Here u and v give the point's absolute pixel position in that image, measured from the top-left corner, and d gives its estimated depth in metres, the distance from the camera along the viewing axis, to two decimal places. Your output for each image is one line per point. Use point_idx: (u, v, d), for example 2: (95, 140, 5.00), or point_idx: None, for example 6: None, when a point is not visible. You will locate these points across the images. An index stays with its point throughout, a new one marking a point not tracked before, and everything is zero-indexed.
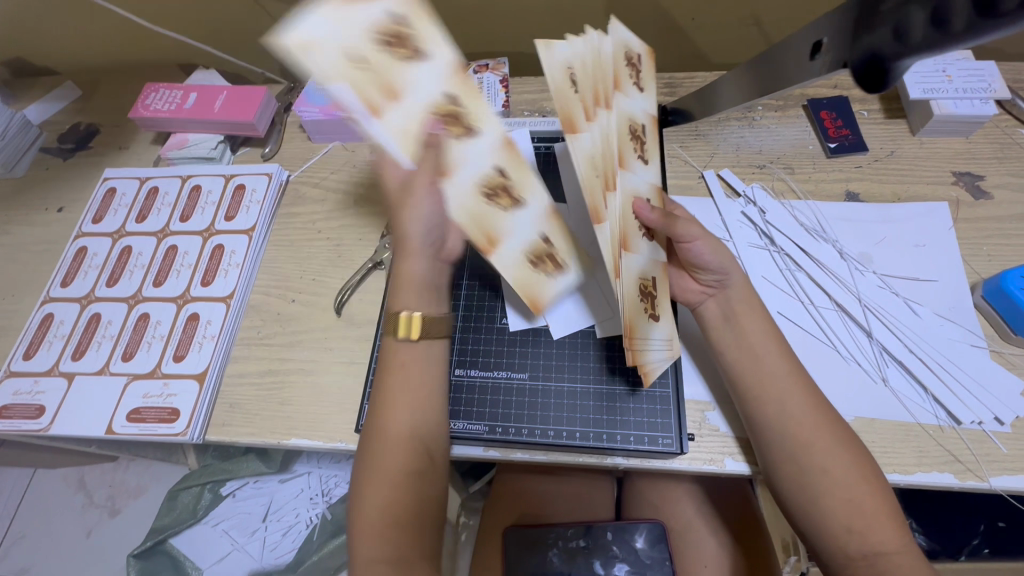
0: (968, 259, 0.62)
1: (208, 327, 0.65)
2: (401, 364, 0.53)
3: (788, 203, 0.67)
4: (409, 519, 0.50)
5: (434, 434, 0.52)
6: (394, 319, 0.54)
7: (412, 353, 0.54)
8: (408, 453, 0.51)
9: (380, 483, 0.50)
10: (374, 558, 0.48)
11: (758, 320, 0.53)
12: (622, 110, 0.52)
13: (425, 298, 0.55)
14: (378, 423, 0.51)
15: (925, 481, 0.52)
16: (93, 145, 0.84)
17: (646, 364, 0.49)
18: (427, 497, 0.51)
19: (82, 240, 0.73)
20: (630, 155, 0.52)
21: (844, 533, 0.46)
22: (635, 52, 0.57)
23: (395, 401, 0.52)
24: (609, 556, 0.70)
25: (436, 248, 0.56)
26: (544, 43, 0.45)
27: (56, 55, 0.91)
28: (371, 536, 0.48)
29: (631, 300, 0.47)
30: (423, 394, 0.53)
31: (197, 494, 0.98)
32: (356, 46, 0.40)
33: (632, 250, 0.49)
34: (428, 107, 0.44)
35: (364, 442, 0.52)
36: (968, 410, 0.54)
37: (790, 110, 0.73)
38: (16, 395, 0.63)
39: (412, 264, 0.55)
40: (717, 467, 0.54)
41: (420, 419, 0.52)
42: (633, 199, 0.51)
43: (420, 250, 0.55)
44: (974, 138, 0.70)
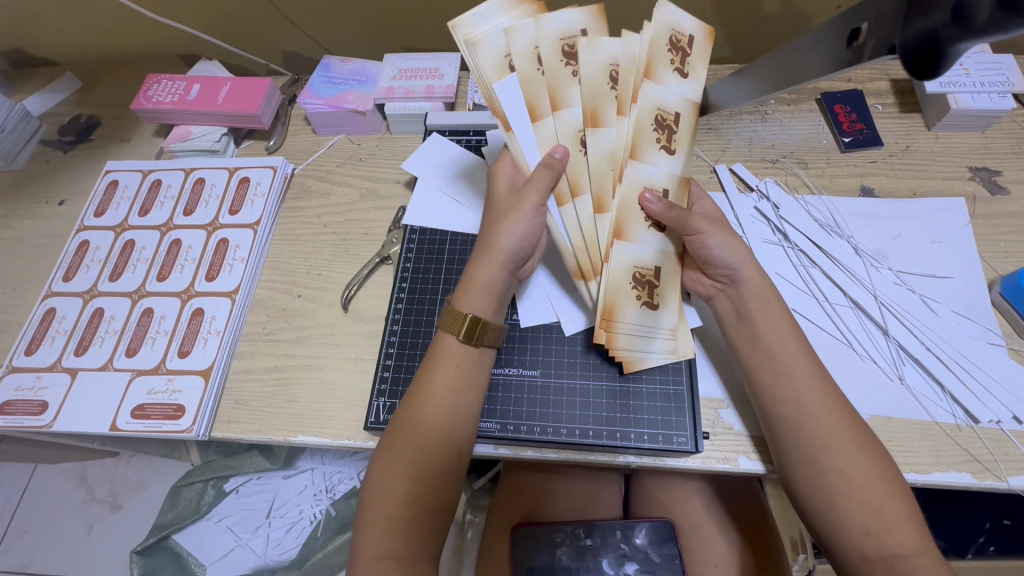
0: (985, 256, 0.61)
1: (213, 323, 0.64)
2: (443, 362, 0.52)
3: (802, 198, 0.66)
4: (421, 519, 0.49)
5: (463, 433, 0.51)
6: (464, 320, 0.53)
7: (465, 356, 0.53)
8: (435, 450, 0.50)
9: (399, 475, 0.49)
10: (382, 554, 0.47)
11: (776, 316, 0.52)
12: (647, 103, 0.52)
13: (487, 304, 0.54)
14: (411, 415, 0.51)
15: (943, 481, 0.51)
16: (94, 137, 0.83)
17: (625, 347, 0.55)
18: (443, 500, 0.50)
19: (84, 233, 0.72)
20: (648, 145, 0.54)
21: (862, 534, 0.45)
22: (685, 32, 0.53)
23: (429, 397, 0.51)
24: (618, 554, 0.69)
25: (516, 264, 0.55)
26: (588, 46, 0.52)
27: (55, 45, 0.89)
28: (380, 530, 0.48)
29: (613, 283, 0.54)
30: (458, 393, 0.52)
31: (200, 490, 0.98)
32: (541, 45, 0.53)
33: (627, 240, 0.54)
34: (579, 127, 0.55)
35: (391, 431, 0.51)
36: (986, 409, 0.53)
37: (803, 103, 0.72)
38: (18, 391, 0.63)
39: (488, 272, 0.54)
40: (730, 466, 0.53)
41: (456, 420, 0.51)
42: (639, 190, 0.54)
43: (502, 261, 0.54)
44: (991, 132, 0.68)
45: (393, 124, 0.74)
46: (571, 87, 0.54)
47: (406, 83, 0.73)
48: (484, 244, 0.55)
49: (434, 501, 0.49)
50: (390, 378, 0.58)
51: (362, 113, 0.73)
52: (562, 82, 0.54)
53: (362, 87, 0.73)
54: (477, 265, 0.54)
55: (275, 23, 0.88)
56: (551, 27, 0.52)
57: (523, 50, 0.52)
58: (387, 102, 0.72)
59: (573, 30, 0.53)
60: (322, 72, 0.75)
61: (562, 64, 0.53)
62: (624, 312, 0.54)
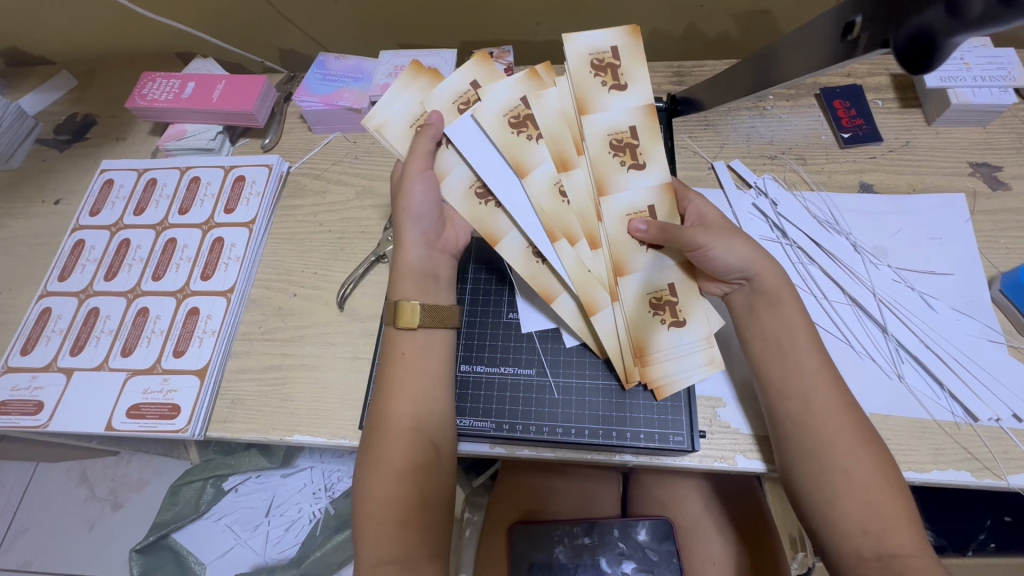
0: (985, 252, 0.61)
1: (208, 322, 0.64)
2: (395, 358, 0.53)
3: (801, 195, 0.65)
4: (412, 516, 0.48)
5: (430, 426, 0.51)
6: (390, 308, 0.54)
7: (412, 344, 0.54)
8: (408, 449, 0.50)
9: (383, 476, 0.49)
10: (378, 559, 0.47)
11: (791, 309, 0.51)
12: (595, 133, 0.54)
13: (418, 283, 0.55)
14: (382, 413, 0.51)
15: (942, 479, 0.51)
16: (90, 136, 0.82)
17: (660, 375, 0.54)
18: (432, 495, 0.50)
19: (79, 232, 0.72)
20: (614, 173, 0.55)
21: (859, 532, 0.45)
22: (606, 49, 0.55)
23: (390, 396, 0.51)
24: (616, 553, 0.69)
25: (431, 239, 0.57)
26: (536, 104, 0.55)
27: (50, 44, 0.89)
28: (372, 532, 0.48)
29: (631, 319, 0.54)
30: (417, 387, 0.52)
31: (199, 489, 0.97)
32: (489, 128, 0.55)
33: (629, 273, 0.55)
34: (553, 181, 0.55)
35: (367, 435, 0.51)
36: (985, 407, 0.53)
37: (802, 99, 0.72)
38: (14, 391, 0.63)
39: (405, 255, 0.56)
40: (728, 465, 0.53)
41: (424, 408, 0.51)
42: (625, 220, 0.55)
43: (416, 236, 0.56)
44: (992, 128, 0.68)
45: None
46: (533, 148, 0.55)
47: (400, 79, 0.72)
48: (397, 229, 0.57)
49: (422, 495, 0.49)
50: None
51: (358, 110, 0.72)
52: (523, 150, 0.55)
53: (358, 84, 0.73)
54: (398, 254, 0.56)
55: (270, 20, 0.87)
56: (489, 111, 0.55)
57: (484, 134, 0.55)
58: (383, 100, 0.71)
59: (515, 100, 0.55)
60: (319, 69, 0.74)
61: (514, 134, 0.55)
62: (650, 343, 0.54)
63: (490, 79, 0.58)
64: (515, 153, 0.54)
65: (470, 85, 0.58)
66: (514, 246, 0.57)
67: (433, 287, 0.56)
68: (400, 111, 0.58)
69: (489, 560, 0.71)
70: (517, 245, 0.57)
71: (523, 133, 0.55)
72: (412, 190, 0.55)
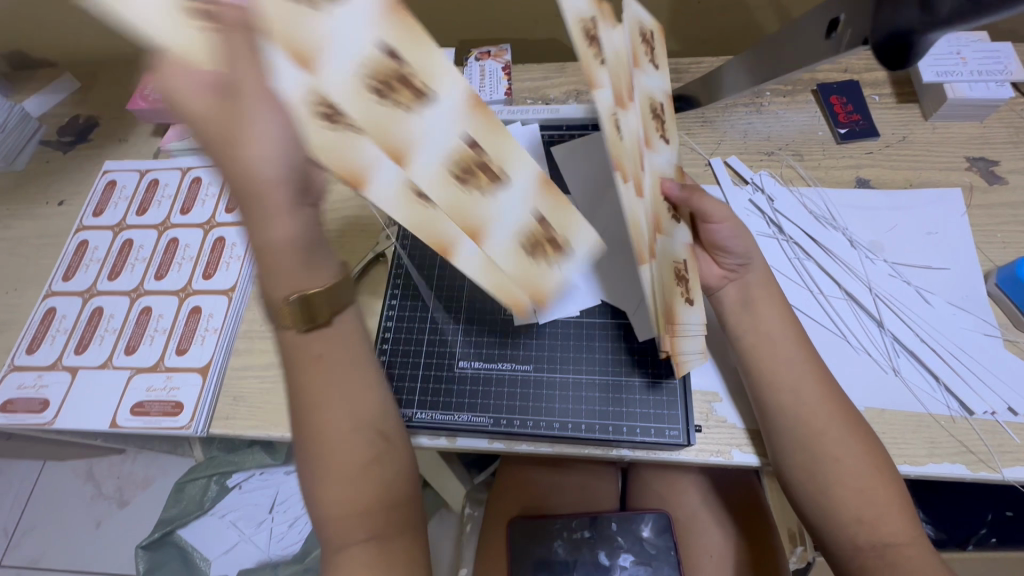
0: (981, 246, 0.61)
1: (210, 320, 0.65)
2: (301, 360, 0.39)
3: (796, 190, 0.66)
4: (374, 512, 0.41)
5: (376, 424, 0.42)
6: (274, 310, 0.36)
7: (326, 342, 0.40)
8: (353, 453, 0.40)
9: (331, 476, 0.40)
10: (355, 569, 0.40)
11: (773, 305, 0.52)
12: (645, 90, 0.49)
13: (305, 259, 0.35)
14: (309, 420, 0.40)
15: (937, 472, 0.51)
16: (93, 137, 0.83)
17: (679, 355, 0.49)
18: (395, 486, 0.43)
19: (83, 233, 0.73)
20: (652, 135, 0.50)
21: (853, 521, 0.46)
22: (647, 28, 0.53)
23: (314, 397, 0.40)
24: (614, 547, 0.70)
25: (304, 187, 0.33)
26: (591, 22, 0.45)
27: (53, 46, 0.90)
28: (342, 543, 0.41)
29: (667, 286, 0.47)
30: (348, 384, 0.41)
31: (204, 486, 1.00)
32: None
33: (665, 232, 0.49)
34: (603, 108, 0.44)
35: (300, 432, 0.40)
36: (980, 400, 0.53)
37: (798, 95, 0.72)
38: (20, 388, 0.63)
39: (282, 228, 0.33)
40: (724, 458, 0.53)
41: (356, 404, 0.41)
42: (660, 180, 0.49)
43: (284, 192, 0.32)
44: (989, 122, 0.68)
45: None
46: (599, 64, 0.38)
47: None
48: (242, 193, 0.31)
49: (383, 492, 0.42)
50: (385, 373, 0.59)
51: None
52: (590, 61, 0.37)
53: None
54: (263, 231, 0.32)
55: None
56: (562, 2, 0.36)
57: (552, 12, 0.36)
58: None
59: (583, 10, 0.38)
60: None
61: (578, 12, 0.37)
62: (677, 313, 0.48)
63: (487, 132, 0.37)
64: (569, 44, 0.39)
65: None
66: (385, 186, 0.37)
67: (322, 261, 0.36)
68: (357, 48, 0.31)
69: (490, 555, 0.72)
70: (390, 183, 0.37)
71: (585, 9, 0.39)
72: (256, 116, 0.30)
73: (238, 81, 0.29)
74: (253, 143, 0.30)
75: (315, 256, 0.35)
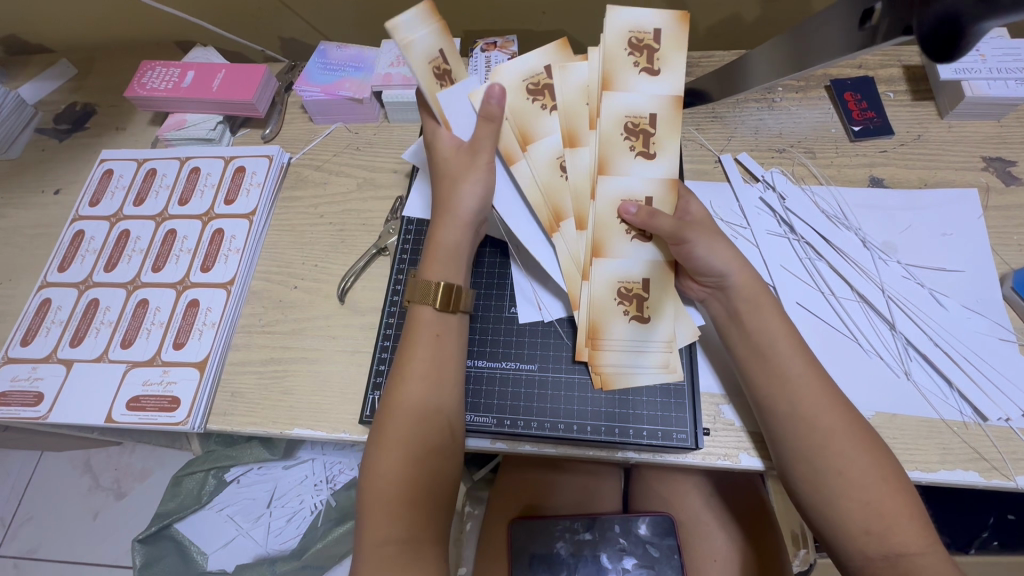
0: (997, 249, 0.60)
1: (208, 314, 0.63)
2: (422, 337, 0.53)
3: (808, 188, 0.64)
4: (420, 500, 0.48)
5: (448, 415, 0.51)
6: (421, 286, 0.54)
7: (443, 325, 0.53)
8: (423, 434, 0.49)
9: (396, 457, 0.48)
10: (384, 539, 0.46)
11: (773, 312, 0.51)
12: (612, 111, 0.53)
13: (455, 269, 0.55)
14: (397, 392, 0.51)
15: (949, 479, 0.50)
16: (90, 126, 0.82)
17: (610, 363, 0.55)
18: (442, 480, 0.50)
19: (79, 223, 0.71)
20: (620, 155, 0.54)
21: (862, 534, 0.44)
22: (648, 30, 0.52)
23: (414, 372, 0.51)
24: (616, 549, 0.69)
25: (477, 223, 0.57)
26: (560, 75, 0.55)
27: (50, 31, 0.88)
28: (381, 513, 0.47)
29: (596, 301, 0.54)
30: (440, 369, 0.52)
31: (201, 480, 0.97)
32: (504, 97, 0.56)
33: (607, 255, 0.54)
34: (553, 155, 0.56)
35: (380, 418, 0.50)
36: (995, 407, 0.52)
37: (812, 91, 0.70)
38: (14, 381, 0.62)
39: (445, 234, 0.55)
40: (731, 463, 0.52)
41: (441, 394, 0.51)
42: (617, 203, 0.53)
43: (462, 222, 0.55)
44: (1006, 121, 0.66)
45: (390, 112, 0.73)
46: (544, 119, 0.56)
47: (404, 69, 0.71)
48: (441, 208, 0.56)
49: (432, 481, 0.49)
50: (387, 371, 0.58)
51: (359, 100, 0.71)
52: (535, 117, 0.56)
53: (359, 74, 0.71)
54: (435, 230, 0.56)
55: (270, 9, 0.86)
56: (509, 74, 0.55)
57: None
58: (384, 90, 0.70)
59: (537, 68, 0.55)
60: (320, 58, 0.72)
61: (529, 101, 0.55)
62: (608, 327, 0.54)
63: (611, 139, 0.53)
64: (525, 122, 0.56)
65: (544, 69, 0.55)
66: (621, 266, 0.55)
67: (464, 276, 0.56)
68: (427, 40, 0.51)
69: (490, 555, 0.71)
70: (609, 272, 0.55)
71: (536, 84, 0.55)
72: (476, 178, 0.54)
73: (485, 163, 0.54)
74: (463, 187, 0.55)
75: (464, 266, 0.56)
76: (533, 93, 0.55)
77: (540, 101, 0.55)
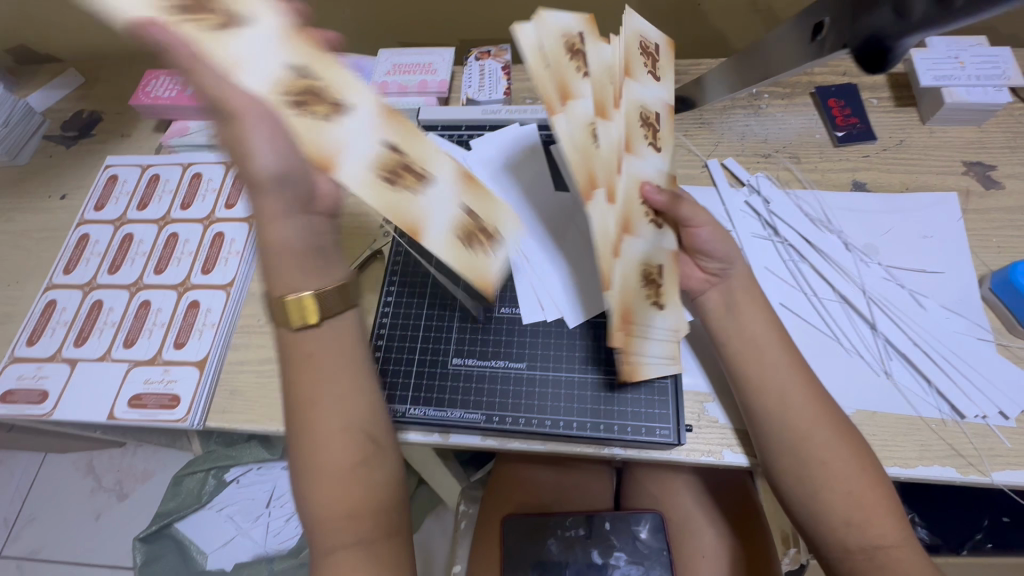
0: (976, 251, 0.61)
1: (208, 315, 0.65)
2: (302, 354, 0.44)
3: (793, 193, 0.66)
4: (367, 510, 0.44)
5: (364, 426, 0.45)
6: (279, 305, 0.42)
7: (314, 339, 0.44)
8: (347, 451, 0.44)
9: (323, 479, 0.43)
10: (344, 551, 0.43)
11: (755, 310, 0.53)
12: (635, 98, 0.52)
13: (300, 263, 0.41)
14: (298, 417, 0.43)
15: (927, 475, 0.51)
16: (95, 133, 0.84)
17: (632, 352, 0.52)
18: (384, 488, 0.45)
19: (84, 227, 0.73)
20: (639, 141, 0.52)
21: (842, 524, 0.46)
22: (652, 40, 0.56)
23: (305, 393, 0.43)
24: (607, 546, 0.70)
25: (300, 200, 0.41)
26: (592, 48, 0.50)
27: (59, 42, 0.91)
28: (330, 532, 0.43)
29: (627, 284, 0.49)
30: (339, 383, 0.44)
31: (201, 480, 1.00)
32: (544, 44, 0.46)
33: (633, 234, 0.51)
34: (590, 116, 0.46)
35: (293, 445, 0.44)
36: (972, 405, 0.53)
37: (797, 98, 0.72)
38: (20, 379, 0.64)
39: (278, 227, 0.41)
40: (715, 459, 0.54)
41: (348, 408, 0.44)
42: (640, 184, 0.52)
43: (286, 203, 0.41)
44: (986, 127, 0.68)
45: None
46: (580, 80, 0.47)
47: (399, 78, 0.75)
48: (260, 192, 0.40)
49: (374, 495, 0.44)
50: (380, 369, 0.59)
51: None
52: (569, 75, 0.47)
53: None
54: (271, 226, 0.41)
55: None
56: (548, 25, 0.48)
57: (528, 50, 0.45)
58: (382, 98, 0.74)
59: (573, 31, 0.49)
60: None
61: (565, 58, 0.47)
62: (637, 313, 0.51)
63: (635, 123, 0.51)
64: (560, 75, 0.46)
65: (577, 34, 0.49)
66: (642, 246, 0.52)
67: (322, 262, 0.43)
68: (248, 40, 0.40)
69: (483, 554, 0.72)
70: (636, 250, 0.51)
71: (570, 44, 0.48)
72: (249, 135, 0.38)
73: (231, 105, 0.38)
74: (253, 155, 0.39)
75: (317, 261, 0.42)
76: (568, 53, 0.48)
77: (578, 64, 0.48)
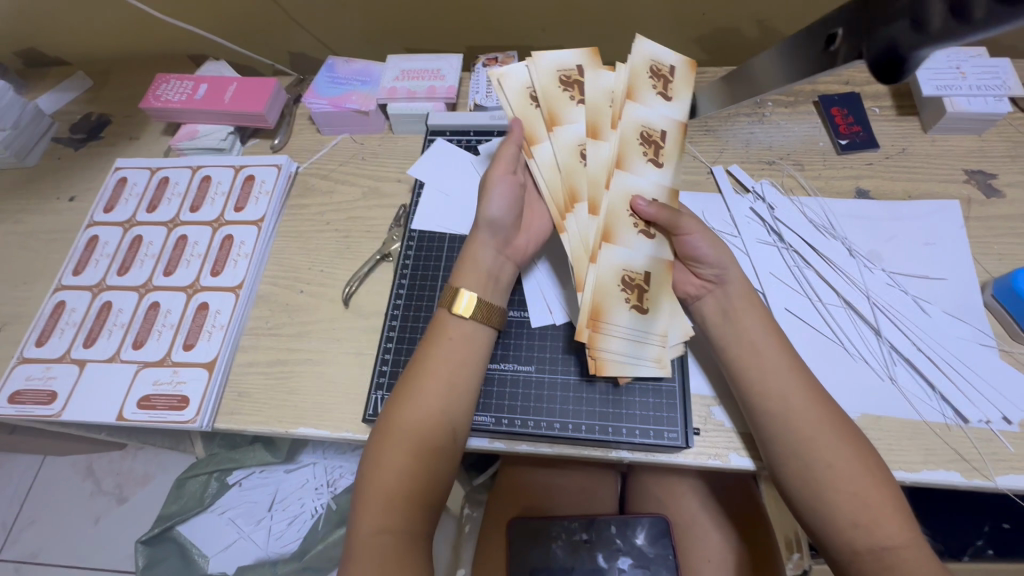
0: (979, 258, 0.62)
1: (217, 317, 0.66)
2: (443, 341, 0.54)
3: (797, 199, 0.67)
4: (414, 497, 0.49)
5: (454, 421, 0.52)
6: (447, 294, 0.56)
7: (458, 331, 0.55)
8: (425, 433, 0.51)
9: (395, 451, 0.50)
10: (379, 530, 0.48)
11: (759, 315, 0.54)
12: (633, 118, 0.57)
13: (484, 285, 0.56)
14: (408, 392, 0.52)
15: (932, 479, 0.52)
16: (104, 135, 0.84)
17: (609, 350, 0.54)
18: (436, 481, 0.51)
19: (93, 228, 0.74)
20: (635, 156, 0.57)
21: (849, 526, 0.46)
22: (665, 64, 0.60)
23: (428, 376, 0.52)
24: (612, 549, 0.70)
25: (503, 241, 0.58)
26: (592, 78, 0.60)
27: (68, 45, 0.91)
28: (377, 506, 0.48)
29: (601, 284, 0.54)
30: (455, 377, 0.53)
31: (204, 483, 0.99)
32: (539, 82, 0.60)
33: (615, 243, 0.55)
34: (576, 142, 0.59)
35: (388, 411, 0.52)
36: (975, 410, 0.54)
37: (800, 106, 0.73)
38: (28, 380, 0.64)
39: (479, 251, 0.57)
40: (722, 462, 0.54)
41: (450, 402, 0.52)
42: (628, 198, 0.56)
43: (488, 238, 0.57)
44: (987, 136, 0.69)
45: (395, 124, 0.76)
46: (572, 109, 0.59)
47: (409, 83, 0.74)
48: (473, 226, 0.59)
49: (427, 483, 0.50)
50: (389, 372, 0.60)
51: (365, 112, 0.74)
52: (561, 105, 0.59)
53: (365, 87, 0.74)
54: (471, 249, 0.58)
55: (279, 24, 0.90)
56: (546, 63, 0.60)
57: (518, 91, 0.61)
58: (390, 103, 0.73)
59: (571, 64, 0.60)
60: (327, 72, 0.76)
61: (560, 91, 0.60)
62: (611, 311, 0.54)
63: (631, 142, 0.57)
64: (555, 107, 0.59)
65: (576, 66, 0.60)
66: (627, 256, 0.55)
67: (496, 293, 0.57)
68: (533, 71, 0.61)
69: (488, 557, 0.72)
70: (617, 258, 0.55)
71: (568, 77, 0.60)
72: (495, 189, 0.57)
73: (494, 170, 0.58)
74: (487, 203, 0.57)
75: (494, 285, 0.57)
76: (564, 85, 0.60)
77: (572, 93, 0.60)
